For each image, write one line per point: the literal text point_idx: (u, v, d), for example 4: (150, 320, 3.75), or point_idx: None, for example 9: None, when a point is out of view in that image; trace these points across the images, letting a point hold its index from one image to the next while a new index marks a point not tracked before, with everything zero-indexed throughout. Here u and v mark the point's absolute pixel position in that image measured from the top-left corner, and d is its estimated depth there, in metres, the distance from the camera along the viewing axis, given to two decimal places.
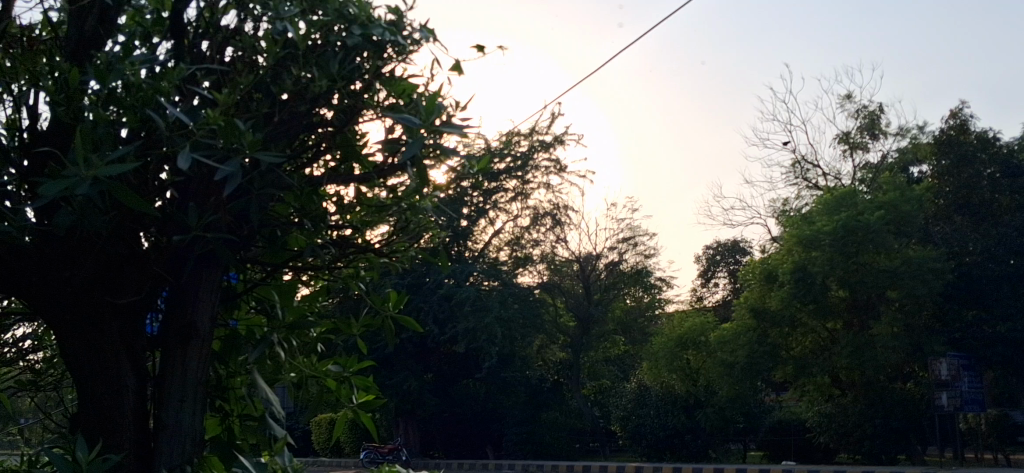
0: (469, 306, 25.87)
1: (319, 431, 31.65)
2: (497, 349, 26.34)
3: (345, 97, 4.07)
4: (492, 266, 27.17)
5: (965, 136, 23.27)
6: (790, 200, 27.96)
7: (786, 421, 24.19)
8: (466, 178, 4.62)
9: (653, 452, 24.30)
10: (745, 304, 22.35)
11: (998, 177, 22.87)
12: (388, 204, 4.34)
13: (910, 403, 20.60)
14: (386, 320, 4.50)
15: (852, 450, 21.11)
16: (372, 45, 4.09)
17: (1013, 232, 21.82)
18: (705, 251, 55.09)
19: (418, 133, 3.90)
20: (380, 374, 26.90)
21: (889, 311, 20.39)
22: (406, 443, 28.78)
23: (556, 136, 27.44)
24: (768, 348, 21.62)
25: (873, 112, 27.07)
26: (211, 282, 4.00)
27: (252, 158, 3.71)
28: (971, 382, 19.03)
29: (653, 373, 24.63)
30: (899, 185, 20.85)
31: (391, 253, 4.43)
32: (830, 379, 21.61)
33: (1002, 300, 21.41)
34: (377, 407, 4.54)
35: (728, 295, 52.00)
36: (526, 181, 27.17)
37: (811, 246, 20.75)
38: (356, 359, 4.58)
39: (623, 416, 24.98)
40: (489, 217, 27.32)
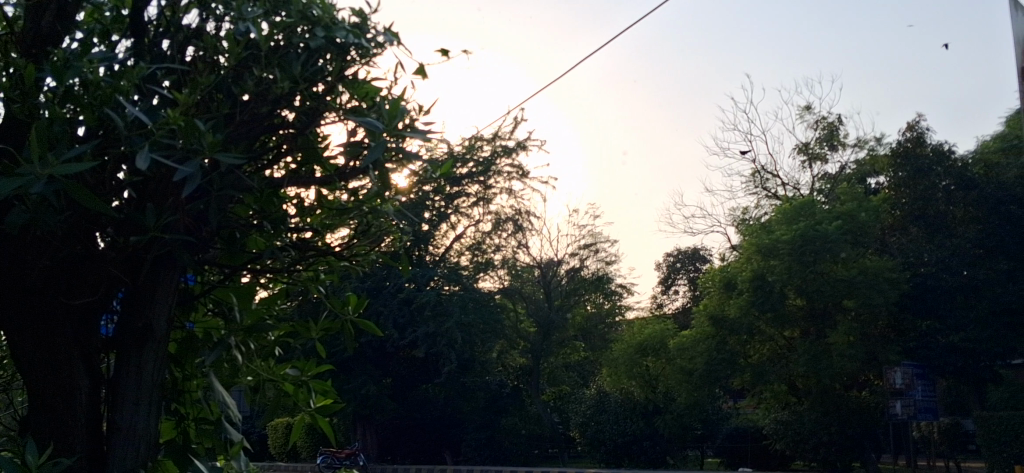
0: (429, 310, 25.93)
1: (276, 435, 31.41)
2: (457, 354, 26.25)
3: (307, 99, 4.04)
4: (453, 271, 27.18)
5: (921, 148, 23.55)
6: (749, 209, 28.29)
7: (742, 427, 24.53)
8: (428, 182, 4.60)
9: (612, 456, 24.13)
10: (705, 312, 22.50)
11: (953, 189, 23.10)
12: (349, 207, 4.32)
13: (865, 412, 20.98)
14: (345, 324, 4.47)
15: (806, 457, 21.31)
16: (335, 47, 4.07)
17: (966, 244, 22.14)
18: (666, 258, 55.65)
19: (381, 136, 3.88)
20: (339, 378, 26.71)
21: (845, 321, 20.54)
22: (364, 447, 28.67)
23: (519, 141, 27.51)
24: (726, 355, 21.80)
25: (832, 124, 27.40)
26: (168, 283, 3.95)
27: (211, 159, 3.67)
28: (924, 390, 19.25)
29: (613, 380, 25.31)
30: (856, 196, 21.23)
31: (351, 257, 4.41)
32: (787, 386, 21.70)
33: (953, 310, 21.84)
34: (336, 411, 4.50)
35: (688, 303, 52.35)
36: (488, 186, 27.22)
37: (769, 255, 20.98)
38: (314, 362, 4.52)
39: (581, 422, 24.88)
40: (450, 222, 27.34)
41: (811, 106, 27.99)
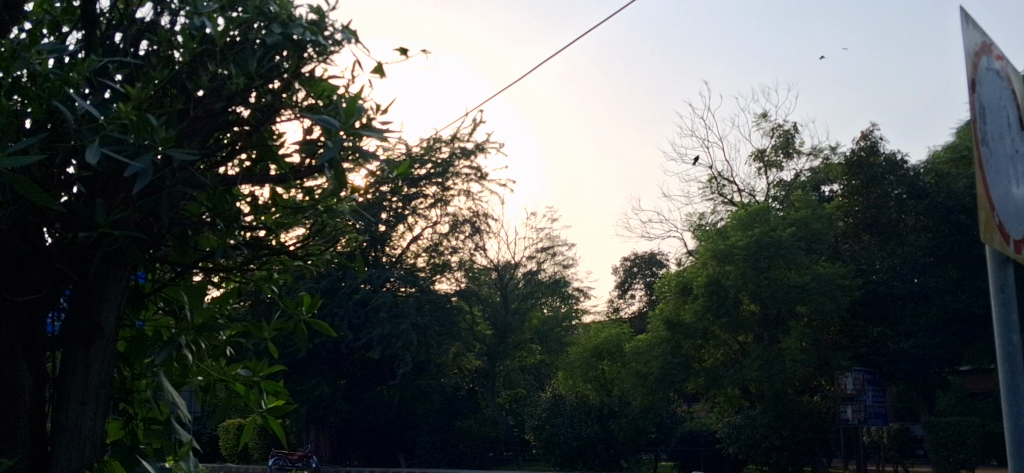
0: (385, 311, 25.93)
1: (227, 436, 31.10)
2: (412, 356, 26.14)
3: (262, 96, 4.01)
4: (409, 273, 27.12)
5: (874, 157, 23.70)
6: (706, 215, 28.50)
7: (696, 431, 24.84)
8: (385, 182, 4.57)
9: (566, 460, 24.55)
10: (660, 316, 22.44)
11: (905, 197, 23.44)
12: (304, 206, 4.27)
13: (816, 416, 21.24)
14: (297, 324, 4.41)
15: (758, 461, 21.46)
16: (292, 45, 4.02)
17: (918, 252, 22.50)
18: (623, 263, 56.03)
19: (336, 135, 3.83)
20: (292, 379, 26.54)
21: (798, 326, 20.71)
22: (317, 450, 28.56)
23: (478, 143, 27.48)
24: (681, 360, 21.94)
25: (787, 132, 27.71)
26: (116, 280, 3.87)
27: (163, 155, 3.62)
28: (875, 395, 19.49)
29: (569, 383, 24.95)
30: (810, 203, 21.50)
31: (305, 256, 4.36)
32: (739, 391, 21.82)
33: (903, 318, 22.26)
34: (288, 412, 4.45)
35: (645, 307, 52.61)
36: (446, 188, 27.08)
37: (725, 260, 21.18)
38: (266, 362, 4.47)
39: (537, 425, 25.26)
40: (407, 223, 27.24)
41: (768, 113, 28.25)
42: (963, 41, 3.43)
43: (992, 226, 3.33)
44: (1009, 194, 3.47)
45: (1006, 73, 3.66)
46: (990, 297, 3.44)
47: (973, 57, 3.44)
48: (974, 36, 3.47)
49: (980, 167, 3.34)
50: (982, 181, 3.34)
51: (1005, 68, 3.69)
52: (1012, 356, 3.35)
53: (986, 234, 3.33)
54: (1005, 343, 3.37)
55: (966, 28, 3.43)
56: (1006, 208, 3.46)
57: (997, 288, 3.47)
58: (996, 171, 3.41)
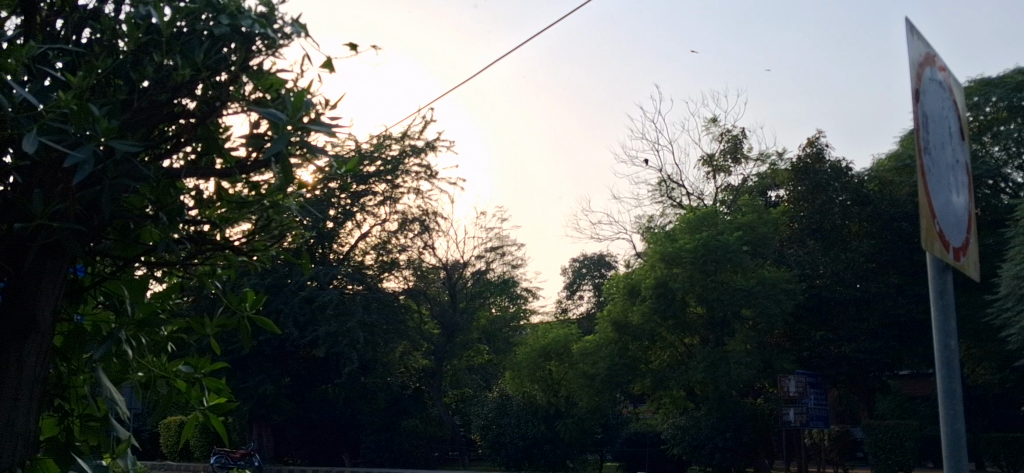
0: (332, 309, 25.73)
1: (168, 434, 30.61)
2: (358, 354, 25.96)
3: (209, 88, 3.96)
4: (357, 270, 26.99)
5: (819, 164, 23.99)
6: (656, 217, 28.74)
7: (641, 433, 25.11)
8: (334, 179, 4.51)
9: (512, 461, 24.44)
10: (608, 317, 22.55)
11: (849, 204, 23.85)
12: (250, 202, 4.20)
13: (760, 418, 21.51)
14: (241, 321, 4.33)
15: (701, 463, 21.47)
16: (239, 37, 3.97)
17: (861, 258, 22.97)
18: (572, 264, 56.53)
19: (284, 130, 3.77)
20: (235, 377, 26.17)
21: (743, 329, 20.94)
22: (259, 448, 28.20)
23: (428, 142, 27.42)
24: (628, 361, 22.10)
25: (736, 137, 28.03)
26: (54, 274, 3.78)
27: (106, 146, 3.53)
28: (817, 397, 19.77)
29: (516, 383, 24.90)
30: (756, 208, 21.74)
31: (250, 252, 4.29)
32: (685, 393, 21.98)
33: (846, 322, 22.65)
34: (230, 411, 4.37)
35: (593, 307, 52.86)
36: (395, 186, 26.95)
37: (673, 263, 21.32)
38: (209, 359, 4.39)
39: (483, 424, 25.20)
40: (356, 220, 27.03)
41: (717, 118, 28.58)
42: (907, 52, 3.48)
43: (933, 234, 3.38)
44: (948, 203, 3.54)
45: (948, 83, 3.73)
46: (930, 303, 3.49)
47: (918, 66, 3.50)
48: (918, 47, 3.53)
49: (921, 175, 3.40)
50: (924, 189, 3.39)
51: (948, 79, 3.76)
52: (949, 360, 3.40)
53: (928, 241, 3.37)
54: (941, 347, 3.42)
55: (912, 39, 3.48)
56: (945, 217, 3.51)
57: (936, 295, 3.52)
58: (937, 181, 3.47)
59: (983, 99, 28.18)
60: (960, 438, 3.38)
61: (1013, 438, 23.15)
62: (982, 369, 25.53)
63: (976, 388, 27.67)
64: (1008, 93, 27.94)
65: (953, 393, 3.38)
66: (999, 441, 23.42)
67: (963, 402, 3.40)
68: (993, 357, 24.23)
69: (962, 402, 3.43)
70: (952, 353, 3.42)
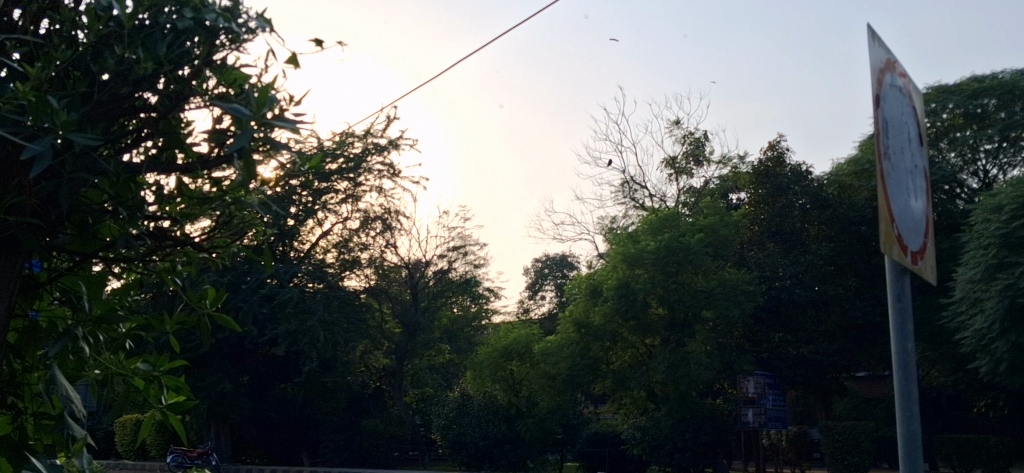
0: (291, 307, 25.53)
1: (124, 432, 30.20)
2: (319, 353, 25.72)
3: (172, 82, 3.90)
4: (318, 268, 26.80)
5: (780, 168, 24.26)
6: (618, 218, 28.86)
7: (602, 433, 24.89)
8: (297, 176, 4.46)
9: (473, 461, 24.41)
10: (570, 317, 22.64)
11: (809, 207, 24.11)
12: (211, 197, 4.10)
13: (720, 420, 21.64)
14: (201, 318, 4.26)
15: (661, 463, 21.56)
16: (203, 31, 3.92)
17: (820, 261, 23.23)
18: (534, 265, 56.69)
19: (248, 125, 3.70)
20: (193, 374, 25.87)
21: (703, 330, 21.09)
22: (217, 447, 27.92)
23: (391, 140, 27.32)
24: (588, 362, 22.19)
25: (698, 139, 28.23)
26: (8, 269, 3.72)
27: (64, 139, 3.47)
28: (776, 399, 19.92)
29: (477, 383, 24.80)
30: (718, 210, 21.88)
31: (211, 249, 4.26)
32: (646, 393, 21.84)
33: (805, 324, 22.90)
34: (189, 409, 4.29)
35: (554, 308, 52.97)
36: (358, 184, 26.82)
37: (634, 264, 21.42)
38: (168, 358, 4.28)
39: (444, 424, 25.16)
40: (317, 218, 26.85)
41: (679, 120, 28.76)
42: (868, 58, 3.52)
43: (893, 238, 3.42)
44: (906, 207, 3.58)
45: (907, 89, 3.78)
46: (889, 305, 3.53)
47: (879, 73, 3.54)
48: (880, 53, 3.57)
49: (882, 179, 3.44)
50: (884, 194, 3.43)
51: (908, 85, 3.81)
52: (906, 361, 3.45)
53: (887, 245, 3.41)
54: (900, 349, 3.47)
55: (873, 46, 3.52)
56: (903, 222, 3.56)
57: (894, 298, 3.55)
58: (896, 186, 3.51)
59: (940, 105, 28.58)
60: (917, 441, 3.43)
61: (966, 439, 23.50)
62: (936, 371, 25.89)
63: (930, 390, 28.12)
64: (964, 100, 28.35)
65: (909, 394, 3.44)
66: (952, 443, 23.75)
67: (918, 403, 3.46)
68: (947, 359, 24.58)
69: (918, 404, 3.49)
70: (910, 355, 3.47)
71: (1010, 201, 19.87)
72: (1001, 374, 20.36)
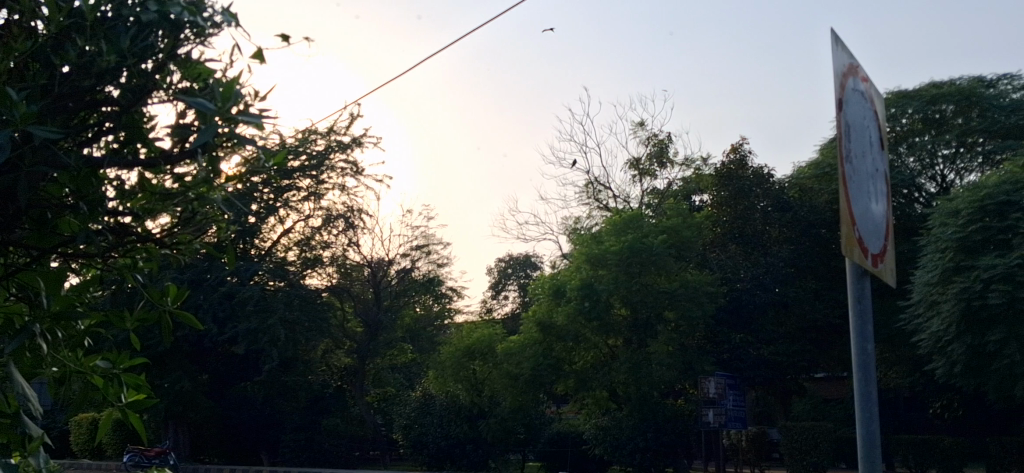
0: (252, 306, 25.32)
1: (81, 431, 29.79)
2: (279, 352, 25.52)
3: (134, 76, 3.85)
4: (279, 266, 26.59)
5: (742, 170, 24.46)
6: (582, 218, 28.95)
7: (564, 433, 24.82)
8: (260, 173, 4.40)
9: (435, 460, 24.38)
10: (533, 318, 22.68)
11: (770, 210, 24.43)
12: (173, 193, 4.03)
13: (681, 420, 21.79)
14: (162, 315, 4.18)
15: (622, 462, 21.65)
16: (168, 24, 3.86)
17: (780, 263, 23.49)
18: (498, 264, 56.66)
19: (211, 121, 3.64)
20: (152, 373, 25.57)
21: (666, 331, 21.21)
22: (175, 446, 27.61)
23: (355, 137, 27.18)
24: (551, 361, 22.23)
25: (662, 141, 28.40)
26: None
27: (23, 131, 3.40)
28: (736, 399, 20.07)
29: (439, 382, 24.70)
30: (681, 212, 21.95)
31: (173, 245, 4.21)
32: (608, 393, 22.01)
33: (766, 326, 22.88)
34: (149, 407, 4.21)
35: (518, 308, 53.03)
36: (320, 181, 26.65)
37: (598, 265, 21.52)
38: (127, 355, 4.20)
39: (406, 424, 25.08)
40: (278, 216, 26.65)
41: (644, 122, 28.91)
42: (832, 62, 3.55)
43: (854, 241, 3.45)
44: (868, 210, 3.62)
45: (869, 94, 3.81)
46: (849, 307, 3.56)
47: (842, 77, 3.57)
48: (842, 58, 3.60)
49: (843, 183, 3.47)
50: (846, 197, 3.46)
51: (870, 90, 3.85)
52: (865, 364, 3.48)
53: (848, 248, 3.44)
54: (859, 350, 3.50)
55: (836, 51, 3.55)
56: (865, 225, 3.59)
57: (854, 300, 3.59)
58: (857, 189, 3.54)
59: (900, 110, 29.02)
60: (876, 442, 3.46)
61: (921, 440, 23.87)
62: (893, 373, 26.26)
63: (886, 391, 28.54)
64: (923, 106, 28.80)
65: (868, 397, 3.47)
66: (908, 443, 24.11)
67: (878, 404, 3.50)
68: (904, 361, 24.93)
69: (876, 406, 3.52)
70: (870, 357, 3.50)
71: (966, 206, 20.20)
72: (957, 375, 20.70)
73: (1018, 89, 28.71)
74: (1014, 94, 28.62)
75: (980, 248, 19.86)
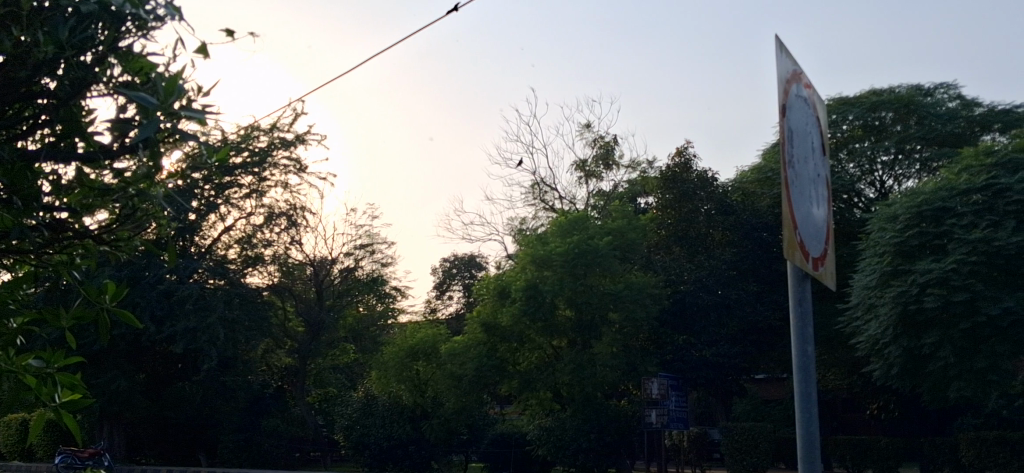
0: (191, 304, 24.86)
1: (11, 432, 28.98)
2: (219, 351, 25.06)
3: (71, 68, 3.84)
4: (219, 264, 26.22)
5: (687, 173, 24.65)
6: (528, 219, 28.98)
7: (508, 434, 24.80)
8: (202, 169, 4.26)
9: (376, 462, 24.38)
10: (477, 318, 22.62)
11: (714, 213, 24.59)
12: (112, 189, 3.89)
13: (624, 420, 21.92)
14: (99, 313, 4.03)
15: (565, 463, 21.69)
16: (107, 16, 3.88)
17: (722, 265, 23.79)
18: (443, 264, 56.42)
19: (154, 115, 3.51)
20: (87, 372, 24.96)
21: (610, 332, 21.28)
22: (110, 447, 26.99)
23: (298, 134, 26.90)
24: (495, 362, 22.13)
25: (608, 144, 28.57)
26: None
27: None
28: (678, 400, 20.23)
29: (382, 382, 24.53)
30: (627, 214, 22.08)
31: (112, 242, 4.08)
32: (551, 394, 22.07)
33: (707, 327, 23.13)
34: (85, 408, 4.01)
35: (462, 308, 52.91)
36: (263, 178, 26.26)
37: (543, 265, 21.47)
38: (62, 354, 4.04)
39: (347, 425, 24.91)
40: (219, 213, 26.20)
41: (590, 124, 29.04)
42: (775, 68, 3.56)
43: (795, 244, 3.46)
44: (809, 215, 3.64)
45: (812, 100, 3.84)
46: (789, 310, 3.57)
47: (785, 83, 3.58)
48: (786, 64, 3.62)
49: (786, 188, 3.49)
50: (788, 201, 3.48)
51: (812, 96, 3.87)
52: (806, 366, 3.49)
53: (789, 252, 3.46)
54: (799, 352, 3.51)
55: (780, 56, 3.58)
56: (806, 229, 3.62)
57: (795, 303, 3.60)
58: (799, 193, 3.56)
59: (840, 117, 29.63)
60: (815, 445, 3.48)
61: (859, 441, 24.31)
62: (831, 375, 26.70)
63: (824, 393, 29.04)
64: (862, 112, 29.44)
65: (809, 399, 3.48)
66: (846, 444, 24.57)
67: (818, 406, 3.51)
68: (842, 363, 25.41)
69: (817, 408, 3.54)
70: (810, 361, 3.53)
71: (905, 210, 20.61)
72: (893, 377, 21.11)
73: (954, 98, 29.40)
74: (950, 103, 29.30)
75: (917, 253, 20.29)
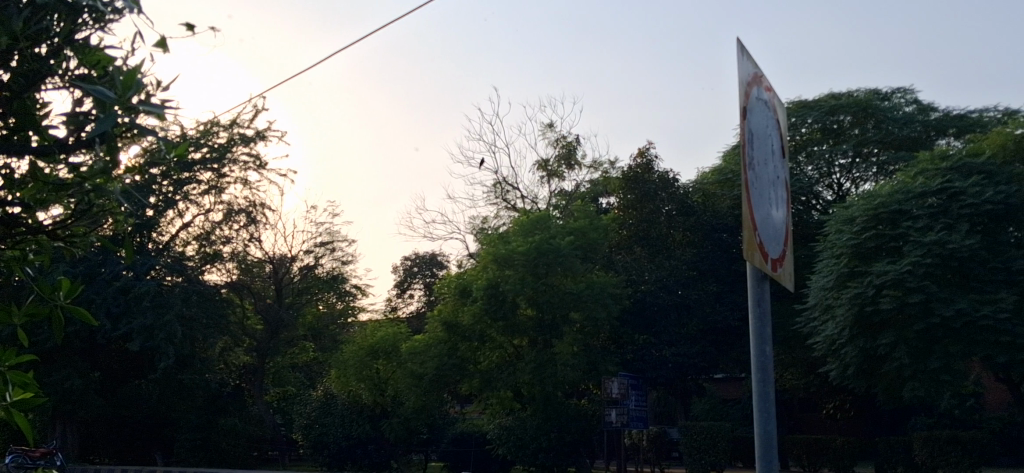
0: (148, 301, 24.50)
1: None
2: (175, 349, 24.66)
3: (27, 60, 3.81)
4: (176, 261, 25.94)
5: (648, 174, 24.70)
6: (489, 218, 28.97)
7: (467, 433, 24.77)
8: (160, 163, 4.20)
9: (335, 461, 24.38)
10: (438, 318, 22.50)
11: (674, 214, 24.85)
12: (67, 184, 3.84)
13: (584, 420, 21.97)
14: (53, 311, 3.95)
15: (525, 462, 21.74)
16: (62, 7, 3.87)
17: (682, 266, 23.96)
18: (404, 262, 56.15)
19: (111, 109, 3.45)
20: (39, 370, 24.52)
21: (570, 331, 21.36)
22: (63, 447, 26.55)
23: (258, 131, 26.64)
24: (456, 361, 22.01)
25: (570, 143, 28.61)
26: None
27: None
28: (637, 399, 20.29)
29: (342, 382, 24.31)
30: (589, 214, 22.14)
31: (67, 238, 4.00)
32: (513, 394, 21.94)
33: (667, 327, 23.27)
34: (37, 407, 3.94)
35: (423, 306, 52.75)
36: (222, 174, 25.96)
37: (504, 265, 21.42)
38: (13, 352, 3.95)
39: (307, 424, 24.81)
40: (177, 209, 25.89)
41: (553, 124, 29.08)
42: (736, 71, 3.59)
43: (755, 246, 3.48)
44: (767, 216, 3.66)
45: (772, 103, 3.87)
46: (748, 311, 3.61)
47: (746, 86, 3.60)
48: (747, 66, 3.64)
49: (745, 189, 3.51)
50: (747, 202, 3.50)
51: (772, 99, 3.90)
52: (764, 365, 3.53)
53: (748, 253, 3.48)
54: (758, 352, 3.55)
55: (741, 59, 3.60)
56: (765, 230, 3.65)
57: (753, 303, 3.64)
58: (759, 195, 3.59)
59: (800, 120, 29.95)
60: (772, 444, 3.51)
61: (815, 440, 24.59)
62: (788, 375, 26.98)
63: (781, 393, 29.35)
64: (821, 116, 29.78)
65: (766, 398, 3.52)
66: (802, 443, 24.88)
67: (775, 404, 3.55)
68: (798, 363, 25.72)
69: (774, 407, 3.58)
70: (768, 360, 3.56)
71: (861, 213, 20.85)
72: (849, 377, 21.38)
73: (911, 102, 29.80)
74: (907, 107, 29.70)
75: (873, 255, 20.59)
